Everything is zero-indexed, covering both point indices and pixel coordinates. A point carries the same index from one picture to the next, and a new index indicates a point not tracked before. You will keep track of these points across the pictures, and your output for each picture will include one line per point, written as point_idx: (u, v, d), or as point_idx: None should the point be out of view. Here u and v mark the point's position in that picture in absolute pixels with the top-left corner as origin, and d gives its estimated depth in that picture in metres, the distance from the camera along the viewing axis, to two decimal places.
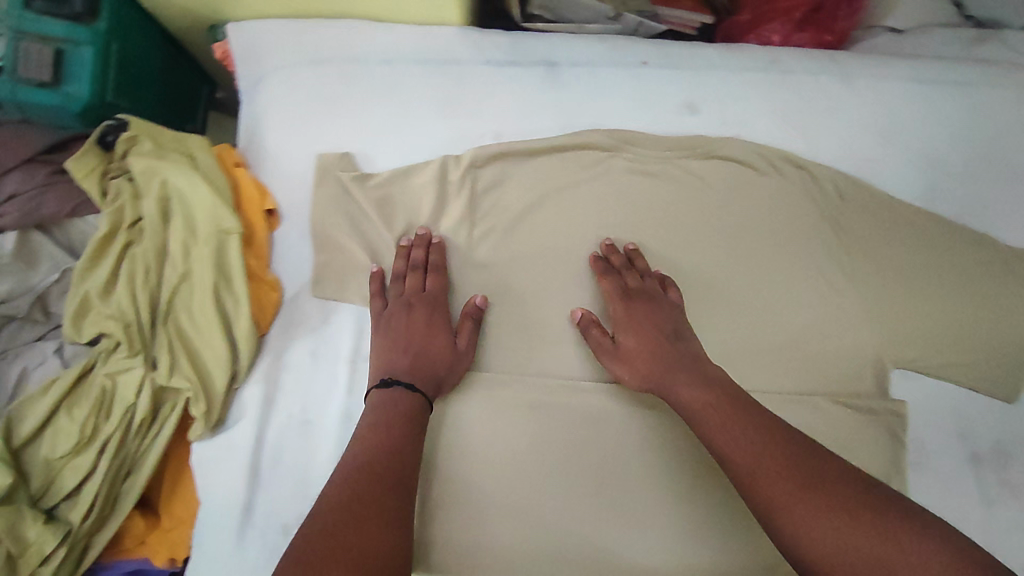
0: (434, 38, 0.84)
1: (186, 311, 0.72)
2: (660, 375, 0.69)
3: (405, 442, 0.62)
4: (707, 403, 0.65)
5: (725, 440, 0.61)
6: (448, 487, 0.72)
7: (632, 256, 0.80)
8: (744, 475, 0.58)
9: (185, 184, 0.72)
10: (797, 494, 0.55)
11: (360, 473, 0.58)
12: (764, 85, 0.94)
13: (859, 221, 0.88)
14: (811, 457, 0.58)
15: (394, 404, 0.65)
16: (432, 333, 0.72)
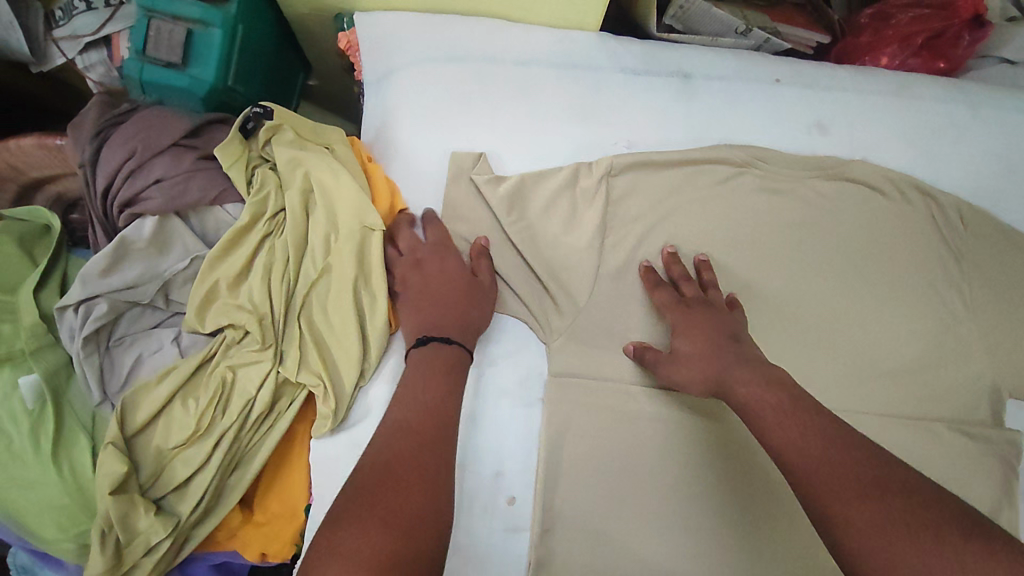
0: (572, 43, 0.81)
1: (321, 306, 0.70)
2: (718, 374, 0.61)
3: (446, 396, 0.62)
4: (769, 400, 0.56)
5: (780, 434, 0.53)
6: (567, 501, 0.71)
7: (699, 265, 0.74)
8: (796, 476, 0.51)
9: (329, 178, 0.70)
10: (869, 499, 0.47)
11: (397, 434, 0.58)
12: (901, 108, 0.81)
13: (985, 253, 0.79)
14: (873, 466, 0.49)
15: (437, 355, 0.64)
16: (449, 279, 0.70)
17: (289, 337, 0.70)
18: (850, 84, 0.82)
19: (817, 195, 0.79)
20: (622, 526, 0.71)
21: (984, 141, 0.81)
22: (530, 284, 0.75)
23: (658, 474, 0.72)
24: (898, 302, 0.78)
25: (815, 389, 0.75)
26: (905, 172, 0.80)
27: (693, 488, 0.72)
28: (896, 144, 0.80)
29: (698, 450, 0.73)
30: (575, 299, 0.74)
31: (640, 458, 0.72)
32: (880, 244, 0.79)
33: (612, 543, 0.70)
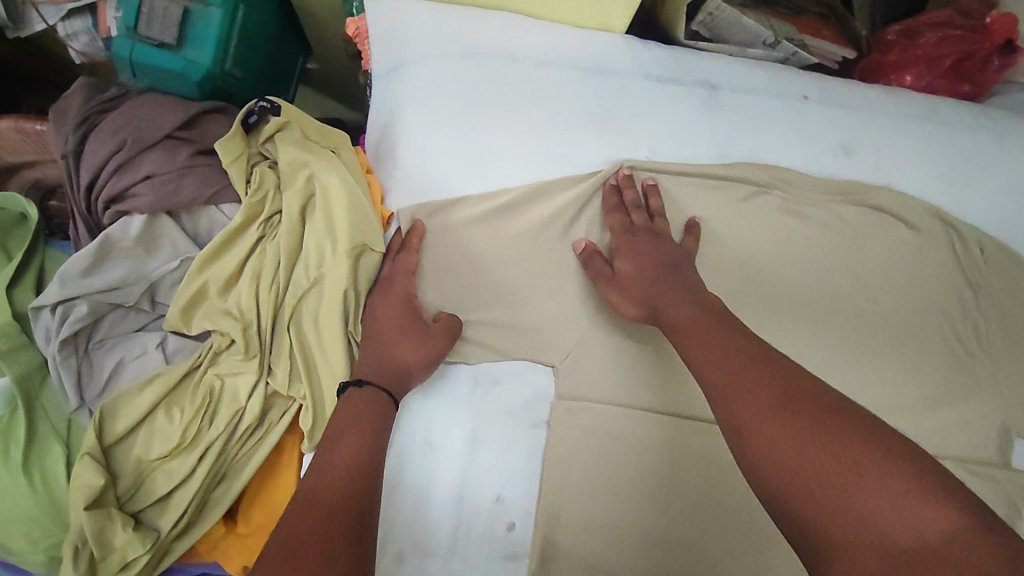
0: (597, 46, 0.77)
1: (313, 319, 0.64)
2: (657, 307, 0.60)
3: (363, 456, 0.55)
4: (698, 321, 0.56)
5: (703, 356, 0.52)
6: (569, 527, 0.68)
7: (649, 190, 0.72)
8: (711, 397, 0.50)
9: (334, 184, 0.63)
10: (768, 408, 0.46)
11: (301, 504, 0.51)
12: (927, 134, 0.79)
13: (1001, 287, 0.77)
14: (782, 375, 0.48)
15: (351, 416, 0.58)
16: (406, 326, 0.63)
17: (276, 349, 0.65)
18: (877, 105, 0.79)
19: (839, 220, 0.76)
20: (621, 552, 0.68)
21: (1011, 173, 0.79)
22: (539, 299, 0.72)
23: (661, 500, 0.70)
24: (915, 334, 0.76)
25: None
26: (929, 202, 0.78)
27: (694, 514, 0.70)
28: (921, 172, 0.78)
29: (702, 478, 0.71)
30: (585, 316, 0.72)
31: (643, 484, 0.70)
32: (900, 273, 0.76)
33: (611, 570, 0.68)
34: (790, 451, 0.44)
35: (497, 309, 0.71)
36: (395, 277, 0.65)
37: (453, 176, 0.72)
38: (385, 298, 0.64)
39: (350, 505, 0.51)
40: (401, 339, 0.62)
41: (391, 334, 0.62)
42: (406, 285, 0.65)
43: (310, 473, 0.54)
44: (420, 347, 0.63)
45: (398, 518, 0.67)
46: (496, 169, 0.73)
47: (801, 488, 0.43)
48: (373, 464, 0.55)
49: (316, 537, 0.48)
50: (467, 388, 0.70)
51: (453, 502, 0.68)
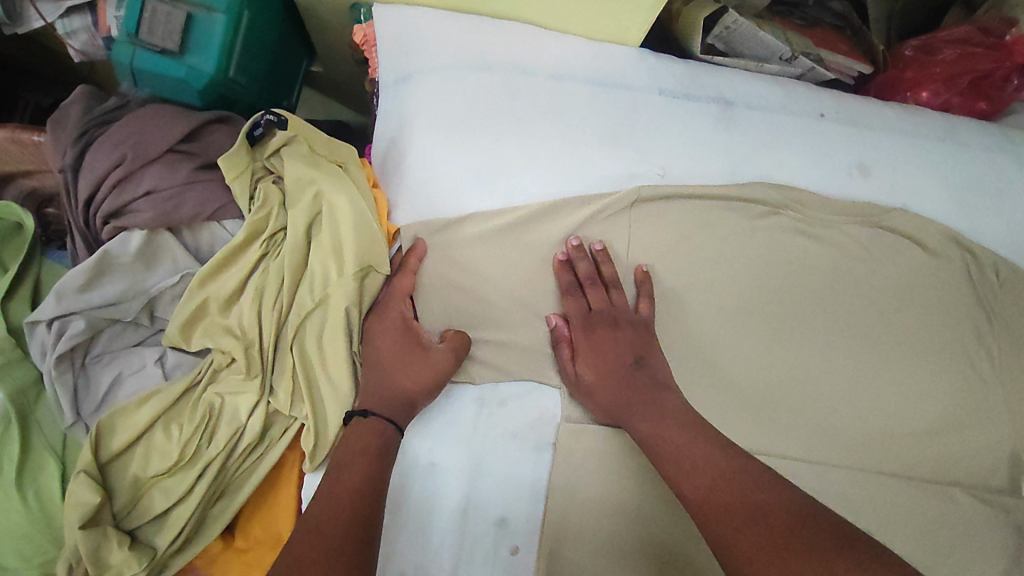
0: (611, 59, 0.75)
1: (316, 340, 0.62)
2: (628, 409, 0.62)
3: (367, 488, 0.54)
4: (666, 426, 0.59)
5: (672, 471, 0.55)
6: (575, 551, 0.67)
7: (599, 249, 0.70)
8: (692, 506, 0.52)
9: (341, 202, 0.62)
10: (744, 527, 0.49)
11: (307, 537, 0.50)
12: (944, 155, 0.77)
13: (1016, 313, 0.76)
14: (755, 485, 0.51)
15: (356, 444, 0.56)
16: (407, 351, 0.61)
17: (278, 369, 0.63)
18: (895, 125, 0.78)
19: (852, 242, 0.75)
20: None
21: None
22: (546, 320, 0.70)
23: (668, 523, 0.68)
24: (927, 360, 0.74)
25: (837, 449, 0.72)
26: (945, 225, 0.76)
27: (703, 537, 0.68)
28: (937, 195, 0.76)
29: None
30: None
31: (649, 507, 0.68)
32: (913, 297, 0.75)
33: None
34: (770, 559, 0.46)
35: (503, 329, 0.70)
36: (391, 300, 0.64)
37: (460, 193, 0.70)
38: (383, 323, 0.63)
39: (357, 536, 0.50)
40: (403, 365, 0.61)
41: (393, 362, 0.61)
42: (403, 311, 0.63)
43: (315, 503, 0.53)
44: (422, 373, 0.61)
45: (399, 540, 0.65)
46: (505, 186, 0.71)
47: None
48: (378, 493, 0.54)
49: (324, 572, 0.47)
50: (472, 408, 0.69)
51: (455, 524, 0.66)
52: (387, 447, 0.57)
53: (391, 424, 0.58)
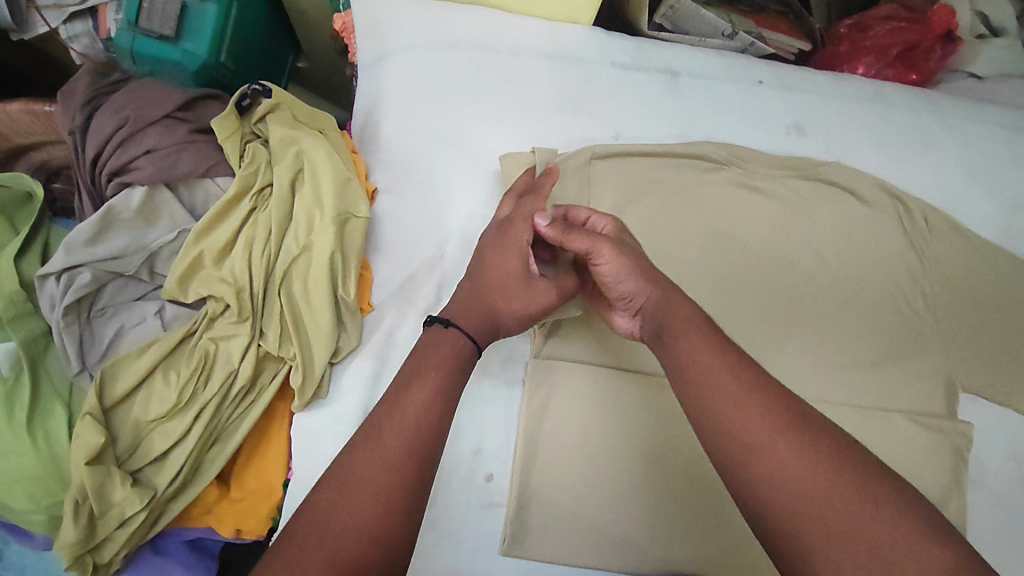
0: (566, 36, 0.82)
1: (301, 284, 0.69)
2: (657, 312, 0.56)
3: (429, 414, 0.51)
4: (696, 325, 0.53)
5: (695, 377, 0.50)
6: (545, 475, 0.73)
7: (591, 249, 0.58)
8: (711, 400, 0.48)
9: (321, 159, 0.69)
10: (778, 436, 0.45)
11: (370, 441, 0.49)
12: (873, 115, 0.85)
13: (945, 254, 0.82)
14: (798, 409, 0.47)
15: (432, 360, 0.55)
16: (501, 272, 0.62)
17: (267, 313, 0.69)
18: (828, 89, 0.85)
19: (793, 192, 0.81)
20: (594, 494, 0.73)
21: (952, 150, 0.85)
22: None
23: (629, 448, 0.74)
24: (864, 298, 0.81)
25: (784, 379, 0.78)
26: (876, 176, 0.83)
27: (662, 458, 0.74)
28: (867, 150, 0.84)
29: (668, 428, 0.75)
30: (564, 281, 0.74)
31: (613, 434, 0.74)
32: (850, 241, 0.82)
33: (586, 508, 0.73)
34: (804, 477, 0.43)
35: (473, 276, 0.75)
36: (513, 220, 0.65)
37: (432, 156, 0.77)
38: (500, 243, 0.64)
39: (413, 460, 0.49)
40: (505, 288, 0.62)
41: (504, 283, 0.62)
42: (520, 235, 0.64)
43: (384, 405, 0.52)
44: (523, 299, 0.62)
45: None
46: (472, 149, 0.78)
47: (800, 509, 0.43)
48: (436, 430, 0.51)
49: (372, 489, 0.47)
50: None
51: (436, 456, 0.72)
52: (445, 381, 0.54)
53: (473, 349, 0.58)
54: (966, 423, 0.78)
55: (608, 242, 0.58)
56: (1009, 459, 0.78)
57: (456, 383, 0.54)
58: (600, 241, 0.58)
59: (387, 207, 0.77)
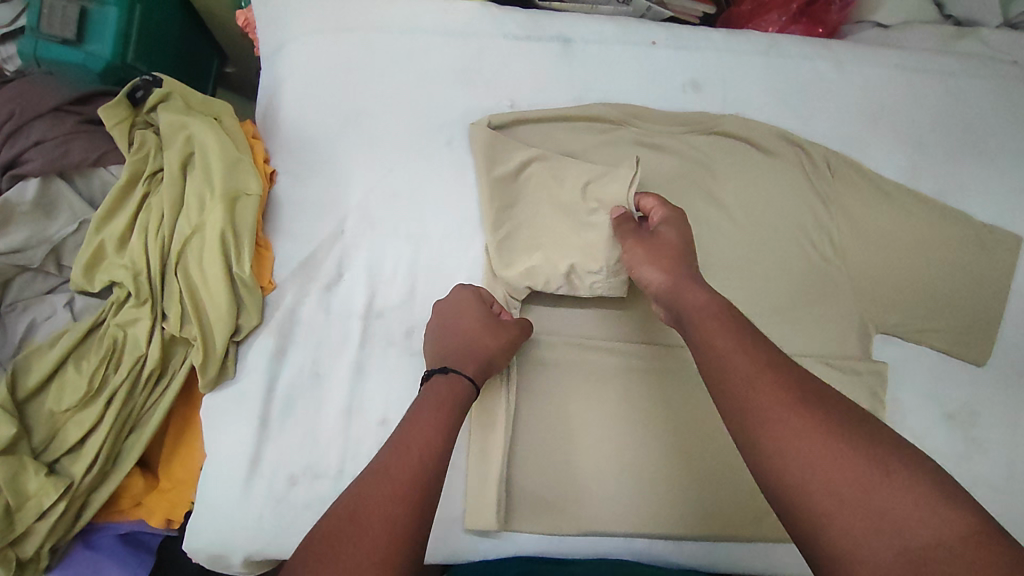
0: (455, 12, 0.84)
1: (197, 263, 0.70)
2: (675, 302, 0.62)
3: (437, 439, 0.59)
4: (712, 309, 0.58)
5: (712, 357, 0.55)
6: (531, 440, 0.74)
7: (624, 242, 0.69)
8: (726, 382, 0.53)
9: (210, 141, 0.71)
10: (791, 410, 0.49)
11: (374, 479, 0.55)
12: (767, 68, 0.86)
13: (850, 198, 0.83)
14: (806, 384, 0.51)
15: (433, 399, 0.63)
16: (473, 318, 0.70)
17: (167, 295, 0.71)
18: (724, 45, 0.86)
19: (692, 147, 0.82)
20: (586, 461, 0.74)
21: (850, 97, 0.86)
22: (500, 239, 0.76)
23: (624, 418, 0.75)
24: (774, 248, 0.81)
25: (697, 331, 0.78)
26: (775, 126, 0.84)
27: (584, 421, 0.74)
28: (766, 102, 0.85)
29: (575, 390, 0.75)
30: (596, 248, 0.74)
31: (604, 404, 0.75)
32: (758, 191, 0.82)
33: (579, 476, 0.73)
34: (811, 450, 0.47)
35: (374, 247, 0.76)
36: (480, 289, 0.74)
37: (330, 136, 0.79)
38: (470, 301, 0.72)
39: (415, 493, 0.55)
40: (483, 330, 0.69)
41: (485, 331, 0.69)
42: (480, 294, 0.73)
43: (388, 448, 0.59)
44: (499, 334, 0.69)
45: (289, 444, 0.71)
46: (371, 126, 0.80)
47: (807, 479, 0.46)
48: (435, 464, 0.57)
49: (379, 523, 0.52)
50: (351, 321, 0.74)
51: (343, 429, 0.72)
52: (445, 425, 0.61)
53: (470, 390, 0.66)
54: (879, 362, 0.79)
55: (633, 237, 0.69)
56: (927, 396, 0.80)
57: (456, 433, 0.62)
58: (631, 238, 0.69)
59: (286, 187, 0.78)
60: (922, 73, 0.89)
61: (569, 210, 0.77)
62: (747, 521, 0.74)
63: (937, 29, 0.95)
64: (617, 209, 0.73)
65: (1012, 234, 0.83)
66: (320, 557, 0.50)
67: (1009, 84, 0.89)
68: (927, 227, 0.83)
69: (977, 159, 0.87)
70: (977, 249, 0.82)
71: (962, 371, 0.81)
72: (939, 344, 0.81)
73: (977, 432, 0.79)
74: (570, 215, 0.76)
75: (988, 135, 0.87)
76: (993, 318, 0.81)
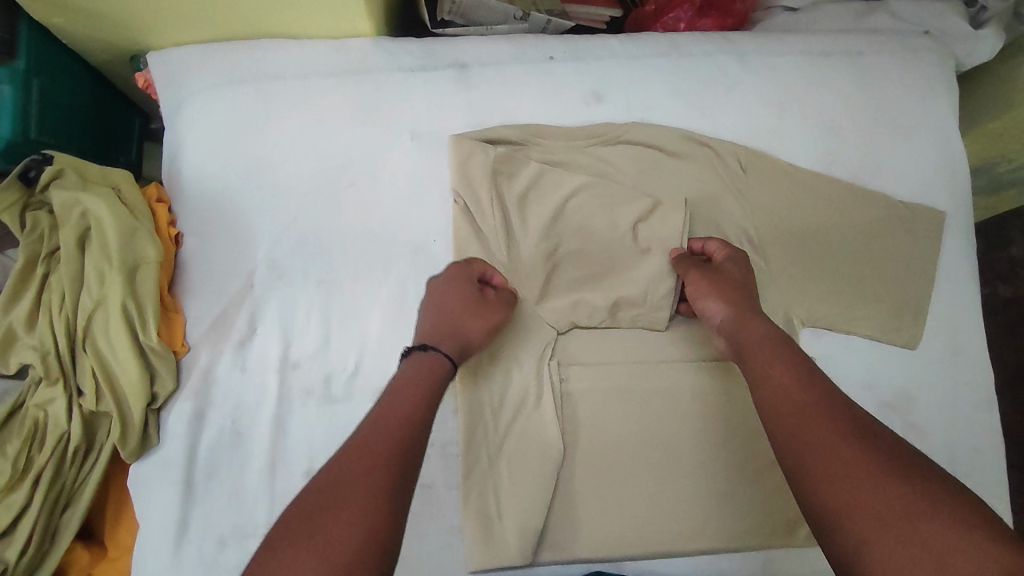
0: (347, 50, 0.83)
1: (103, 336, 0.69)
2: (733, 333, 0.68)
3: (416, 411, 0.57)
4: (768, 343, 0.65)
5: (767, 387, 0.61)
6: (583, 462, 0.74)
7: (690, 277, 0.74)
8: (778, 408, 0.58)
9: (105, 213, 0.69)
10: (834, 435, 0.53)
11: (356, 454, 0.52)
12: (667, 72, 0.86)
13: (767, 194, 0.82)
14: (855, 416, 0.55)
15: (410, 379, 0.60)
16: (462, 296, 0.69)
17: (79, 371, 0.70)
18: (622, 52, 0.86)
19: (596, 160, 0.82)
20: (625, 487, 0.74)
21: (755, 90, 0.86)
22: (542, 278, 0.77)
23: (684, 436, 0.75)
24: None
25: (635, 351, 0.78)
26: (679, 128, 0.84)
27: (570, 455, 0.74)
28: (669, 107, 0.85)
29: (529, 426, 0.74)
30: (640, 280, 0.78)
31: (661, 422, 0.76)
32: (666, 195, 0.81)
33: (620, 505, 0.73)
34: (846, 472, 0.51)
35: (287, 297, 0.76)
36: (472, 261, 0.72)
37: (235, 191, 0.79)
38: (459, 278, 0.70)
39: (394, 470, 0.52)
40: (470, 310, 0.68)
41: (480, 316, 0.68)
42: (472, 271, 0.71)
43: (367, 423, 0.56)
44: (482, 315, 0.69)
45: (216, 505, 0.70)
46: (277, 174, 0.80)
47: (842, 498, 0.50)
48: (414, 436, 0.55)
49: (361, 498, 0.49)
50: (268, 375, 0.74)
51: (270, 483, 0.71)
52: (423, 405, 0.58)
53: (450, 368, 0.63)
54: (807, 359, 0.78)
55: (697, 271, 0.74)
56: (863, 386, 0.79)
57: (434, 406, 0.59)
58: (694, 271, 0.74)
59: (194, 245, 0.78)
60: (829, 57, 0.88)
61: (614, 243, 0.80)
62: (734, 534, 0.74)
63: (846, 6, 0.94)
64: (677, 250, 0.77)
65: (931, 210, 0.83)
66: (305, 526, 0.47)
67: (917, 58, 0.88)
68: (846, 215, 0.82)
69: (892, 138, 0.86)
70: (896, 230, 0.82)
71: (894, 356, 0.80)
72: (871, 332, 0.80)
73: (915, 419, 0.78)
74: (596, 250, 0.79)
75: (900, 112, 0.86)
76: (920, 298, 0.81)
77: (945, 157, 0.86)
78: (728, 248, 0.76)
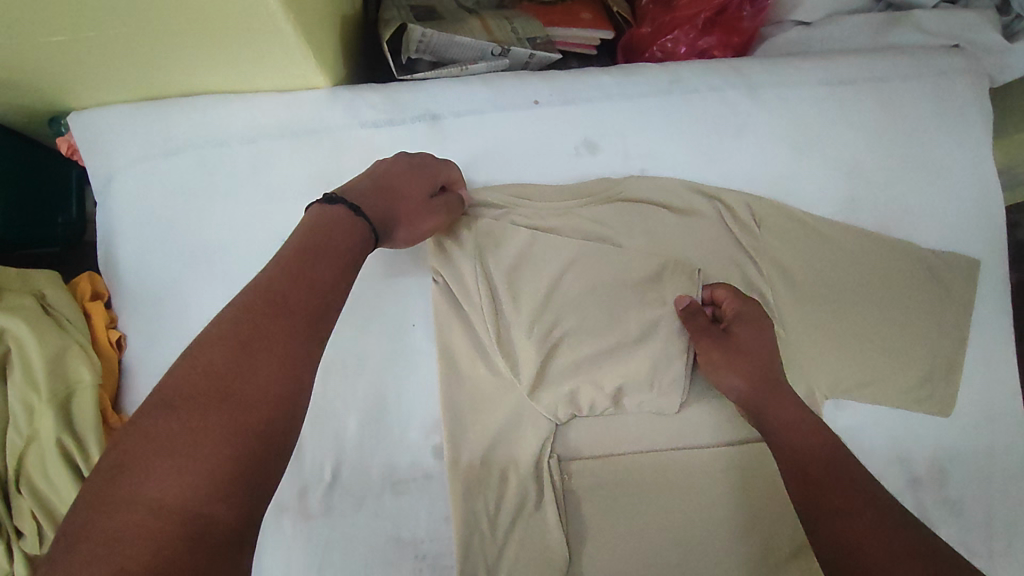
0: (300, 105, 0.71)
1: (40, 473, 0.61)
2: (764, 423, 0.63)
3: (337, 277, 0.50)
4: (804, 432, 0.60)
5: (812, 491, 0.54)
6: (592, 570, 0.67)
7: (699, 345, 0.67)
8: (825, 516, 0.52)
9: (26, 332, 0.61)
10: (896, 556, 0.47)
11: (264, 308, 0.45)
12: (667, 112, 0.75)
13: (783, 249, 0.73)
14: (912, 529, 0.49)
15: (325, 229, 0.53)
16: (411, 183, 0.62)
17: (16, 512, 0.61)
18: (617, 91, 0.75)
19: (593, 222, 0.72)
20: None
21: (768, 128, 0.76)
22: (537, 364, 0.68)
23: (700, 529, 0.69)
24: None
25: (642, 435, 0.71)
26: (681, 178, 0.74)
27: (580, 557, 0.67)
28: (672, 154, 0.75)
29: (532, 530, 0.67)
30: (647, 359, 0.70)
31: (674, 515, 0.69)
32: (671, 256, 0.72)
33: None
34: None
35: None
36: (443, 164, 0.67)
37: (183, 280, 0.69)
38: (414, 169, 0.64)
39: (307, 333, 0.46)
40: (413, 200, 0.62)
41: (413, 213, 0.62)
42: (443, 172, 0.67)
43: (274, 275, 0.48)
44: (420, 211, 0.63)
45: None
46: (229, 257, 0.70)
47: None
48: (331, 301, 0.49)
49: (272, 366, 0.43)
50: None
51: None
52: (346, 269, 0.52)
53: (372, 240, 0.56)
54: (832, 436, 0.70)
55: (710, 339, 0.66)
56: (892, 460, 0.72)
57: (354, 272, 0.52)
58: (706, 338, 0.67)
59: (140, 347, 0.69)
60: (850, 84, 0.77)
61: (617, 317, 0.70)
62: None
63: (865, 19, 0.83)
64: (684, 298, 0.69)
65: (963, 257, 0.75)
66: (201, 402, 0.40)
67: (949, 79, 0.78)
68: (872, 268, 0.74)
69: (920, 176, 0.76)
70: (928, 285, 0.74)
71: (926, 426, 0.73)
72: (899, 402, 0.73)
73: (948, 492, 0.72)
74: (597, 326, 0.70)
75: (930, 146, 0.77)
76: (952, 360, 0.74)
77: (979, 196, 0.77)
78: (744, 299, 0.68)
